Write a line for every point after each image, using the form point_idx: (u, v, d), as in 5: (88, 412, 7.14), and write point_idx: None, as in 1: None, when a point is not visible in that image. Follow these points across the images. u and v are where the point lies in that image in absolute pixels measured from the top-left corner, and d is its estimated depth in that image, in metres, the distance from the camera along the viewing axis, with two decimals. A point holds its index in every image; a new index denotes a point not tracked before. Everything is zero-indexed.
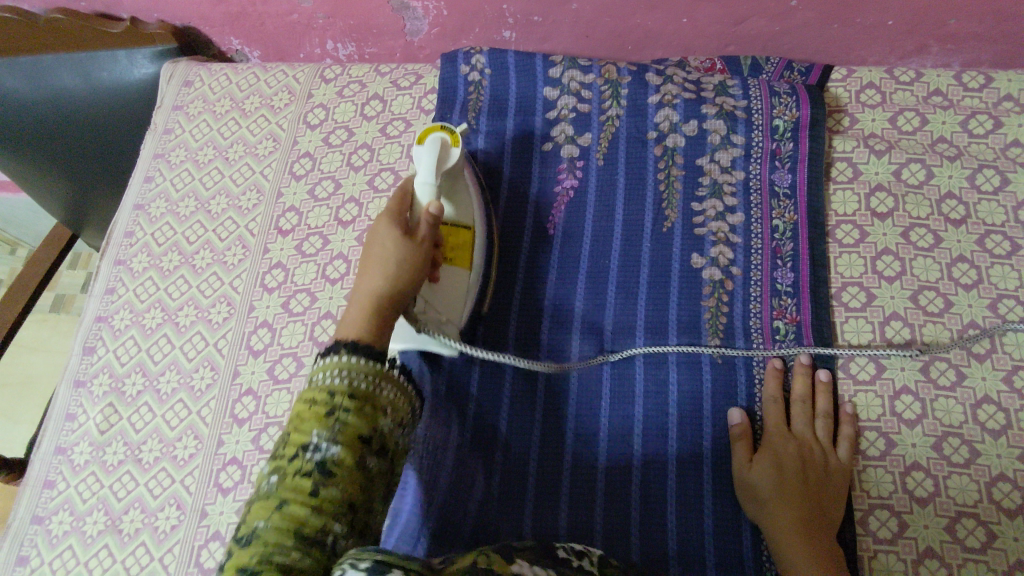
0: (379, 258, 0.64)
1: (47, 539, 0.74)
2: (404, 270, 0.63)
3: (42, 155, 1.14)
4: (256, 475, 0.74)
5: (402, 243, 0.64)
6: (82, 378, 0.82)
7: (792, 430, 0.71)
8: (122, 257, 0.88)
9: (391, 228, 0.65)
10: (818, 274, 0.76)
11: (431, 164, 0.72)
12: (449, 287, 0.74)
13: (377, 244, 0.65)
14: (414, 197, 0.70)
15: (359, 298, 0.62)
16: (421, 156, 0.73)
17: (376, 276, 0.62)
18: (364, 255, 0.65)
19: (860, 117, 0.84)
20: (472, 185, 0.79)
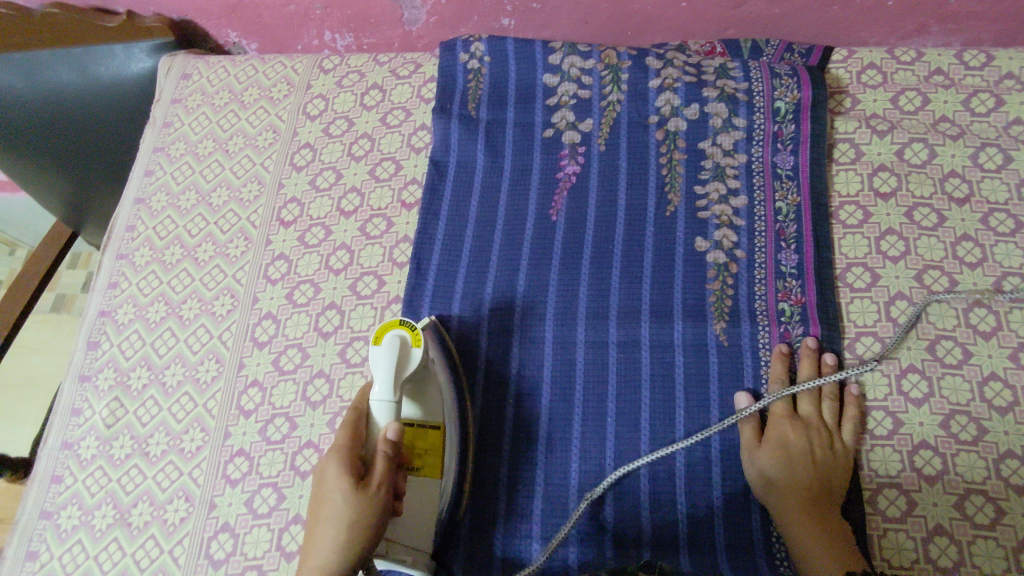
0: (327, 521, 0.59)
1: (56, 534, 0.74)
2: (349, 540, 0.58)
3: (41, 151, 1.14)
4: (264, 466, 0.74)
5: (354, 496, 0.58)
6: (87, 373, 0.82)
7: (798, 414, 0.71)
8: (123, 251, 0.88)
9: (340, 478, 0.59)
10: (822, 255, 0.76)
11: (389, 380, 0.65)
12: (416, 512, 0.66)
13: (327, 502, 0.59)
14: (370, 419, 0.64)
15: (310, 565, 0.58)
16: (377, 361, 0.66)
17: (326, 539, 0.58)
18: (314, 502, 0.61)
19: (861, 98, 0.84)
20: (442, 376, 0.72)
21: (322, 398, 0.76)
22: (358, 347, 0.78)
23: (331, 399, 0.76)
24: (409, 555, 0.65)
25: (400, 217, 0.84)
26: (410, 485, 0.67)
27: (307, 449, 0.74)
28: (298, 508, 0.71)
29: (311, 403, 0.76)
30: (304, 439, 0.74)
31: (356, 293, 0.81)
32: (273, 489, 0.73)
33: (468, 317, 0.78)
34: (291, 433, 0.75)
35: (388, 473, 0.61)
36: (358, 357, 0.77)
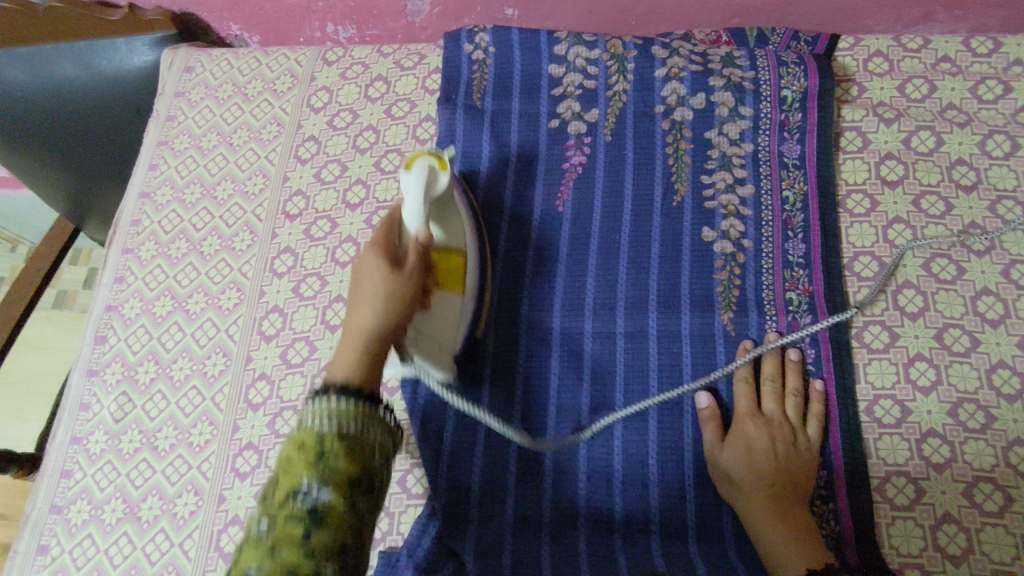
0: (369, 295, 0.56)
1: (66, 528, 0.74)
2: (399, 289, 0.57)
3: (43, 147, 1.13)
4: (272, 459, 0.74)
5: (392, 276, 0.57)
6: (95, 368, 0.82)
7: (762, 412, 0.70)
8: (129, 246, 0.88)
9: (377, 264, 0.57)
10: (829, 244, 0.76)
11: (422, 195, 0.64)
12: (440, 297, 0.67)
13: (365, 280, 0.57)
14: (403, 229, 0.63)
15: (350, 336, 0.54)
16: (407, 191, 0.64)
17: (365, 311, 0.55)
18: (352, 289, 0.58)
19: (868, 86, 0.84)
20: (464, 212, 0.72)
21: None
22: None
23: None
24: (432, 360, 0.66)
25: None
26: (435, 294, 0.67)
27: None
28: None
29: None
30: None
31: None
32: None
33: None
34: None
35: (421, 265, 0.60)
36: None
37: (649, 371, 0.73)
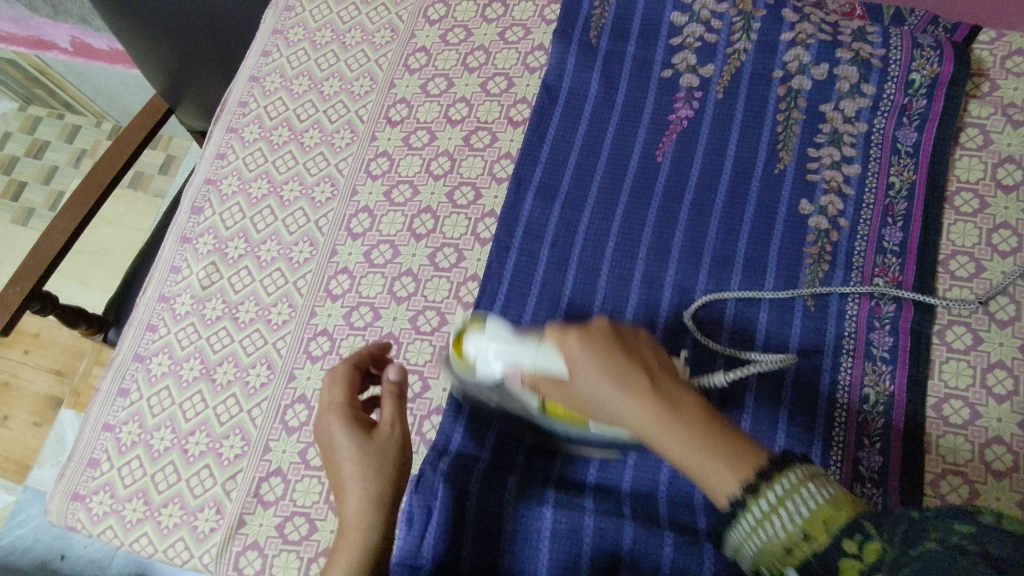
0: (349, 468, 0.56)
1: (147, 377, 0.79)
2: (367, 454, 0.56)
3: (156, 27, 1.18)
4: (345, 349, 0.77)
5: (357, 452, 0.56)
6: (188, 236, 0.85)
7: (830, 392, 0.70)
8: (233, 126, 0.90)
9: (343, 452, 0.56)
10: (928, 238, 0.75)
11: (502, 338, 0.59)
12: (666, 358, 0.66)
13: (336, 462, 0.57)
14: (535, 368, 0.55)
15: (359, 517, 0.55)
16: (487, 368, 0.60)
17: (351, 495, 0.55)
18: (329, 472, 0.58)
19: (1002, 84, 0.80)
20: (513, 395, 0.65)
21: (407, 295, 0.79)
22: (448, 254, 0.80)
23: (416, 297, 0.78)
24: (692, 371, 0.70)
25: (505, 134, 0.85)
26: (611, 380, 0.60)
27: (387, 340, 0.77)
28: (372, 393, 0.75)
29: (397, 297, 0.79)
30: (385, 330, 0.77)
31: (453, 201, 0.82)
32: None
33: (560, 243, 0.78)
34: (374, 322, 0.78)
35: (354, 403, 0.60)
36: (446, 262, 0.79)
37: (721, 334, 0.73)
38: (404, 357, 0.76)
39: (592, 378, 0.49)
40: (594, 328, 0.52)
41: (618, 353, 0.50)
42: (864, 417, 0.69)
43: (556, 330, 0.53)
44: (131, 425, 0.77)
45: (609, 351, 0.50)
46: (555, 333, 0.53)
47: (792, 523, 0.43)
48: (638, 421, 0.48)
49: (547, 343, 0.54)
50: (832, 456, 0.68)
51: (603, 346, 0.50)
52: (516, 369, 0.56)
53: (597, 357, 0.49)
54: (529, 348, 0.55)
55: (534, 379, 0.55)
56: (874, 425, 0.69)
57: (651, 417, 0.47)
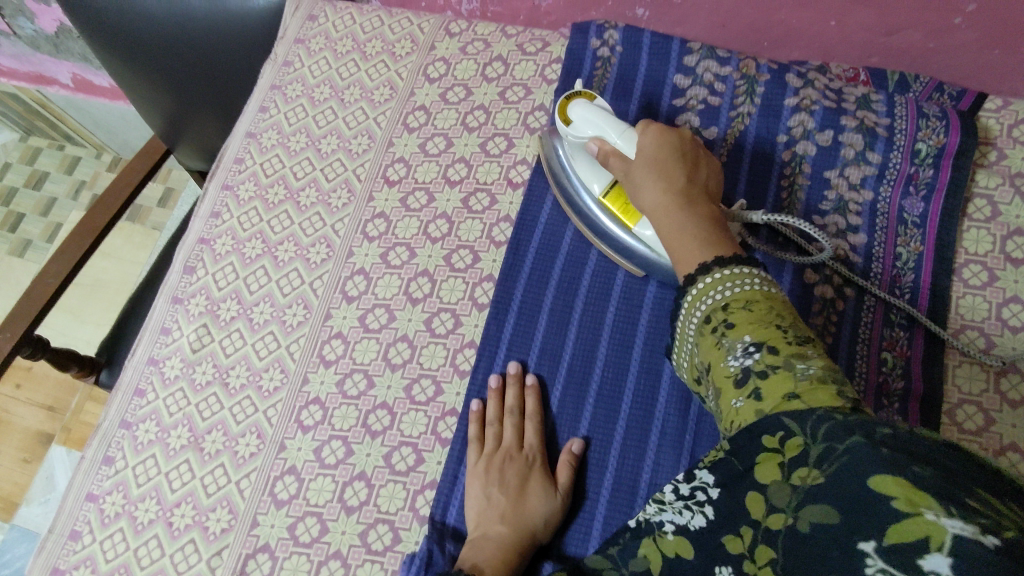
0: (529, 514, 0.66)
1: (133, 444, 0.77)
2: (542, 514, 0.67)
3: (156, 72, 1.18)
4: (337, 419, 0.75)
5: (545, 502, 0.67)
6: (180, 296, 0.84)
7: None
8: (230, 182, 0.89)
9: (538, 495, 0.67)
10: (935, 312, 0.73)
11: (606, 116, 0.72)
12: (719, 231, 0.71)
13: (524, 500, 0.67)
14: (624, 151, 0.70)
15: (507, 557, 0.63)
16: (584, 129, 0.74)
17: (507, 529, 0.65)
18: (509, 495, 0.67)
19: (1009, 153, 0.79)
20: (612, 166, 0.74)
21: (402, 362, 0.77)
22: (445, 319, 0.78)
23: (411, 365, 0.76)
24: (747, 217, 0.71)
25: (505, 196, 0.83)
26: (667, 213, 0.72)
27: (381, 410, 0.75)
28: (364, 465, 0.72)
29: (391, 365, 0.77)
30: (379, 400, 0.75)
31: (450, 265, 0.81)
32: (342, 442, 0.74)
33: (559, 309, 0.76)
34: (367, 391, 0.76)
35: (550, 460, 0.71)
36: (443, 328, 0.78)
37: None
38: (398, 429, 0.74)
39: (645, 170, 0.66)
40: (669, 133, 0.68)
41: (683, 157, 0.66)
42: None
43: (648, 130, 0.68)
44: (116, 494, 0.75)
45: (666, 152, 0.66)
46: (640, 135, 0.69)
47: (733, 308, 0.54)
48: (653, 199, 0.64)
49: (633, 132, 0.70)
50: None
51: (667, 142, 0.67)
52: (600, 141, 0.72)
53: (660, 146, 0.66)
54: (615, 131, 0.71)
55: (608, 151, 0.70)
56: None
57: (661, 193, 0.64)
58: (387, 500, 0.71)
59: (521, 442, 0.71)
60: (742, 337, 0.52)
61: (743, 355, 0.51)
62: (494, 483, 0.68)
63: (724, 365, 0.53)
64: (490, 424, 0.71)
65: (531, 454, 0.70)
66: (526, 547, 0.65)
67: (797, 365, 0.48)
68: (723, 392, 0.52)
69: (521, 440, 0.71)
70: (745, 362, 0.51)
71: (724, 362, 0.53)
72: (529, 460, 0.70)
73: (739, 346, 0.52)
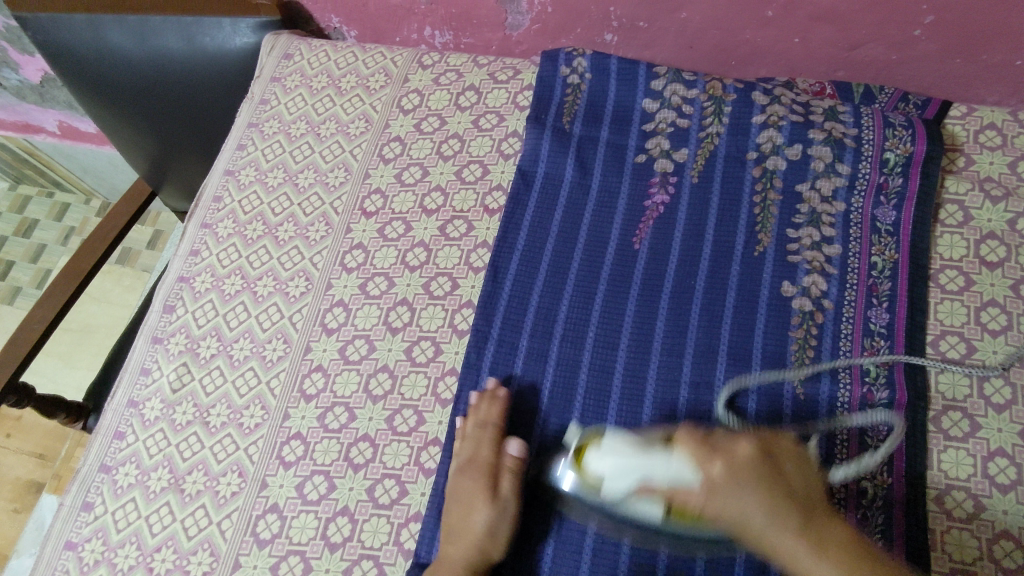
0: (477, 534, 0.66)
1: (113, 489, 0.76)
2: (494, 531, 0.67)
3: (136, 114, 1.19)
4: (318, 453, 0.74)
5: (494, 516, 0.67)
6: (160, 335, 0.83)
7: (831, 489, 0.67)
8: (208, 221, 0.90)
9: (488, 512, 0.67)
10: (915, 319, 0.73)
11: (634, 454, 0.60)
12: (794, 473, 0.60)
13: (476, 516, 0.67)
14: (676, 467, 0.58)
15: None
16: (623, 478, 0.60)
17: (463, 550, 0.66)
18: (463, 510, 0.68)
19: (977, 159, 0.80)
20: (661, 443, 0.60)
21: (383, 393, 0.76)
22: (425, 348, 0.78)
23: (393, 396, 0.76)
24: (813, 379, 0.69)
25: (481, 222, 0.84)
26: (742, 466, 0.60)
27: (363, 442, 0.74)
28: (348, 500, 0.71)
29: (372, 396, 0.76)
30: (361, 432, 0.74)
31: (429, 292, 0.80)
32: (325, 477, 0.73)
33: (539, 333, 0.76)
34: (348, 424, 0.75)
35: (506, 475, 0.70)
36: (423, 357, 0.77)
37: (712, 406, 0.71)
38: (380, 461, 0.73)
39: (745, 494, 0.56)
40: (738, 453, 0.58)
41: (776, 480, 0.56)
42: (864, 512, 0.66)
43: (696, 453, 0.58)
44: (95, 541, 0.73)
45: (767, 472, 0.57)
46: (696, 451, 0.58)
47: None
48: (788, 546, 0.54)
49: (680, 452, 0.58)
50: None
51: (756, 471, 0.57)
52: (644, 483, 0.59)
53: (749, 483, 0.56)
54: (659, 463, 0.59)
55: (675, 494, 0.58)
56: (874, 520, 0.65)
57: (806, 550, 0.53)
58: (371, 535, 0.70)
59: (495, 458, 0.70)
60: None
61: None
62: (461, 498, 0.69)
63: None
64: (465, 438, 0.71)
65: (501, 472, 0.70)
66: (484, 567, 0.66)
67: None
68: None
69: (497, 456, 0.70)
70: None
71: None
72: (484, 472, 0.69)
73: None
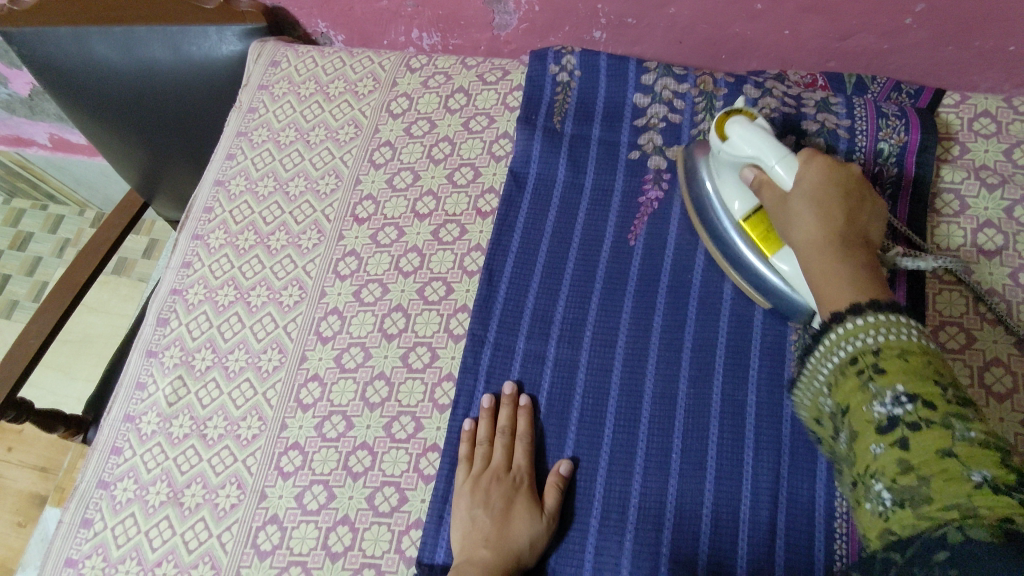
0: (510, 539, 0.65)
1: (111, 504, 0.75)
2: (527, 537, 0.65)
3: (127, 125, 1.18)
4: (317, 463, 0.74)
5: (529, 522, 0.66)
6: (154, 348, 0.83)
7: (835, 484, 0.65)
8: (199, 232, 0.89)
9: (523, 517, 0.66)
10: (914, 310, 0.72)
11: (765, 138, 0.65)
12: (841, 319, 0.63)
13: (511, 523, 0.66)
14: (776, 180, 0.64)
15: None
16: (744, 149, 0.66)
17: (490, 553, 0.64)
18: (495, 514, 0.67)
19: (971, 146, 0.79)
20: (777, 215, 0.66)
21: (380, 400, 0.75)
22: (421, 353, 0.77)
23: (390, 403, 0.75)
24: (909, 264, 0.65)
25: (474, 225, 0.83)
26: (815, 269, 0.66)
27: (361, 451, 0.73)
28: (347, 509, 0.71)
29: (369, 404, 0.75)
30: (359, 440, 0.74)
31: (424, 298, 0.80)
32: (324, 486, 0.72)
33: (536, 335, 0.76)
34: (346, 432, 0.74)
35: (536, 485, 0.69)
36: (419, 363, 0.77)
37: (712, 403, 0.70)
38: (379, 469, 0.72)
39: (805, 208, 0.61)
40: (840, 167, 0.63)
41: (853, 200, 0.62)
42: None
43: (819, 167, 0.63)
44: (95, 558, 0.73)
45: (840, 192, 0.62)
46: (807, 168, 0.63)
47: (890, 352, 0.48)
48: (823, 238, 0.59)
49: (793, 159, 0.64)
50: (838, 551, 0.63)
51: (841, 184, 0.62)
52: (757, 165, 0.66)
53: (828, 173, 0.62)
54: (770, 157, 0.64)
55: (767, 185, 0.65)
56: None
57: (825, 237, 0.59)
58: (372, 544, 0.69)
59: (510, 462, 0.70)
60: (894, 386, 0.47)
61: (893, 403, 0.46)
62: (480, 504, 0.67)
63: (868, 406, 0.48)
64: (481, 443, 0.71)
65: (518, 475, 0.69)
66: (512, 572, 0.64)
67: (903, 324, 0.50)
68: (861, 432, 0.48)
69: (511, 460, 0.70)
70: (882, 496, 0.45)
71: (870, 404, 0.48)
72: (514, 481, 0.69)
73: (890, 392, 0.47)
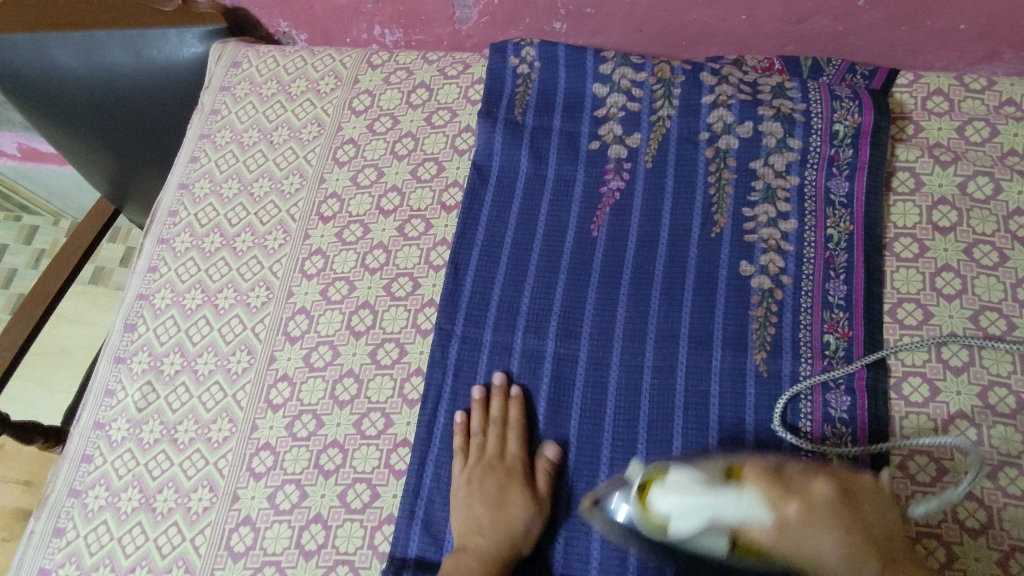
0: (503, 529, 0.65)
1: (83, 512, 0.75)
2: (522, 525, 0.66)
3: (92, 131, 1.17)
4: (288, 462, 0.74)
5: (523, 511, 0.66)
6: (122, 355, 0.83)
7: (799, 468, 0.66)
8: (164, 236, 0.89)
9: (517, 506, 0.67)
10: (873, 288, 0.73)
11: (699, 493, 0.53)
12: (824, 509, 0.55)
13: (503, 512, 0.66)
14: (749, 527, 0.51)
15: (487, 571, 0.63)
16: (686, 522, 0.53)
17: (485, 542, 0.65)
18: (488, 504, 0.67)
19: (925, 125, 0.80)
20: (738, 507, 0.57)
21: (349, 398, 0.76)
22: (389, 349, 0.77)
23: (359, 400, 0.75)
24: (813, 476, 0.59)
25: (439, 220, 0.83)
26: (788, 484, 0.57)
27: (332, 448, 0.74)
28: (320, 507, 0.71)
29: (339, 402, 0.76)
30: (329, 438, 0.74)
31: (391, 294, 0.80)
32: (296, 486, 0.73)
33: (502, 327, 0.76)
34: (316, 431, 0.75)
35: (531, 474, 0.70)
36: (388, 359, 0.77)
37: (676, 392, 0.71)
38: (350, 466, 0.72)
39: (822, 535, 0.50)
40: (816, 490, 0.53)
41: (852, 526, 0.51)
42: None
43: (768, 492, 0.51)
44: (68, 567, 0.73)
45: (846, 518, 0.52)
46: (769, 491, 0.52)
47: None
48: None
49: (752, 489, 0.52)
50: None
51: (830, 512, 0.51)
52: (712, 523, 0.52)
53: (825, 515, 0.51)
54: (727, 502, 0.52)
55: (740, 536, 0.51)
56: None
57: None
58: (345, 540, 0.70)
59: (504, 452, 0.70)
60: None
61: None
62: (476, 495, 0.68)
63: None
64: (475, 434, 0.71)
65: (513, 464, 0.69)
66: (511, 559, 0.65)
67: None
68: None
69: (505, 449, 0.70)
70: None
71: None
72: (509, 469, 0.69)
73: None
